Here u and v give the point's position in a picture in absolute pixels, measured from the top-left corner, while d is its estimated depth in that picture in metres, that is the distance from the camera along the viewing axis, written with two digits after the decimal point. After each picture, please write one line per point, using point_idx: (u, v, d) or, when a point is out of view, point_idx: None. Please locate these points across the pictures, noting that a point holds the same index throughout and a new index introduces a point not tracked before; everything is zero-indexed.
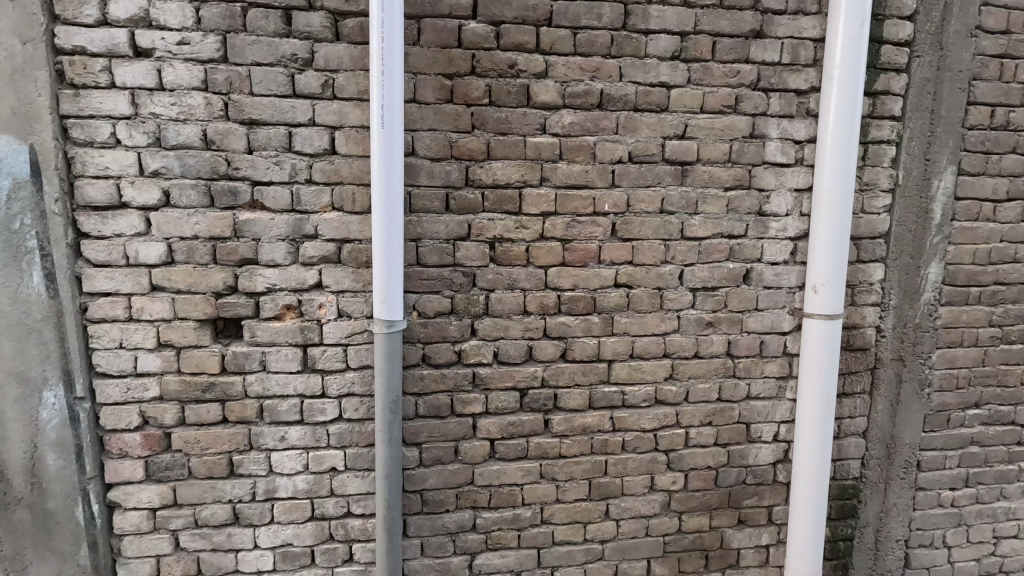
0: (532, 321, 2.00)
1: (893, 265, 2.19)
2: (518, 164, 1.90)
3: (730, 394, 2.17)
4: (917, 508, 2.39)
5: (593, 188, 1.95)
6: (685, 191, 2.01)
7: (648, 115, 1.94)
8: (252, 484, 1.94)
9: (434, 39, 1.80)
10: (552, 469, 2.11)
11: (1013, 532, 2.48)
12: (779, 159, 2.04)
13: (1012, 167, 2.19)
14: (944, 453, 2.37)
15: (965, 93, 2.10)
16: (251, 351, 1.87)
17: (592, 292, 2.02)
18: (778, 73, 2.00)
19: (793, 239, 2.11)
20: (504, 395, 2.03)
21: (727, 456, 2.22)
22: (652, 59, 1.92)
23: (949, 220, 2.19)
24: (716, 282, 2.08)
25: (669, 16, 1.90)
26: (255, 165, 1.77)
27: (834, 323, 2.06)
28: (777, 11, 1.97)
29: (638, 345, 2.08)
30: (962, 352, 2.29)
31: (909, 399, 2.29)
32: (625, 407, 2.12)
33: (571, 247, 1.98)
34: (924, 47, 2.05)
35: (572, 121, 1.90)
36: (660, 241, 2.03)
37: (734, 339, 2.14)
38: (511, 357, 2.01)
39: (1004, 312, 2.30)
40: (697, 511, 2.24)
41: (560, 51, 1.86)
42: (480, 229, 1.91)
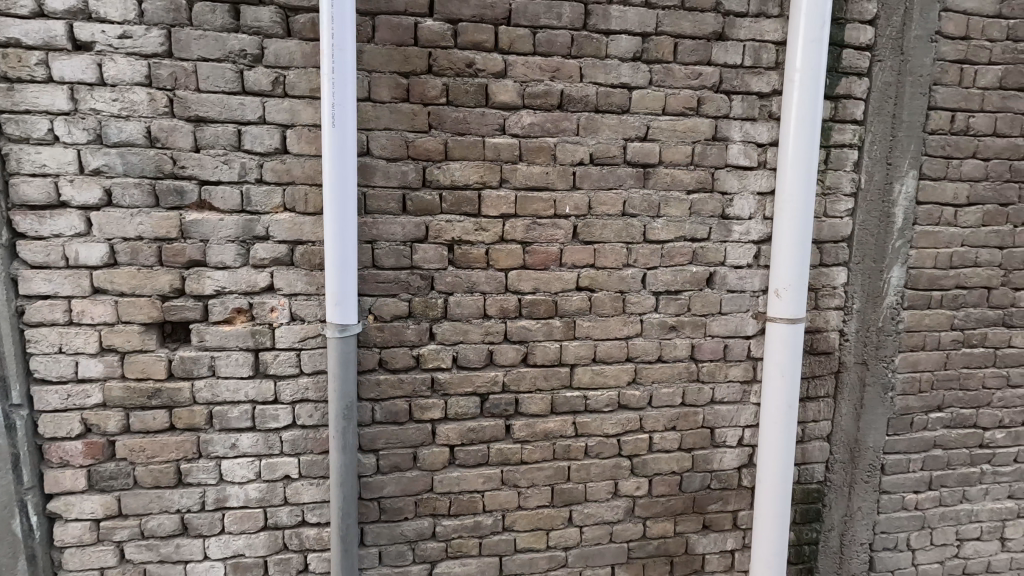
0: (492, 325, 1.97)
1: (856, 269, 2.19)
2: (477, 165, 1.86)
3: (694, 398, 2.16)
4: (881, 511, 2.40)
5: (554, 190, 1.93)
6: (647, 193, 1.99)
7: (609, 116, 1.92)
8: (201, 493, 1.87)
9: (390, 36, 1.76)
10: (513, 475, 2.08)
11: (976, 535, 2.49)
12: (742, 162, 2.03)
13: (973, 172, 2.20)
14: (907, 457, 2.38)
15: (926, 98, 2.11)
16: (200, 355, 1.81)
17: (553, 295, 1.99)
18: (740, 75, 1.99)
19: (757, 242, 2.09)
20: (464, 401, 2.00)
21: (692, 461, 2.20)
22: (613, 59, 1.89)
23: (911, 225, 2.19)
24: (679, 285, 2.07)
25: (630, 17, 1.88)
26: (202, 164, 1.72)
27: (797, 327, 2.05)
28: (739, 14, 1.96)
29: (600, 350, 2.06)
30: (925, 355, 2.30)
31: (872, 403, 2.30)
32: (587, 412, 2.09)
33: (532, 249, 1.95)
34: (885, 52, 2.05)
35: (532, 121, 1.87)
36: (623, 244, 2.00)
37: (697, 343, 2.12)
38: (470, 361, 1.97)
39: (965, 316, 2.31)
40: (662, 516, 2.22)
41: (520, 51, 1.83)
42: (438, 231, 1.88)
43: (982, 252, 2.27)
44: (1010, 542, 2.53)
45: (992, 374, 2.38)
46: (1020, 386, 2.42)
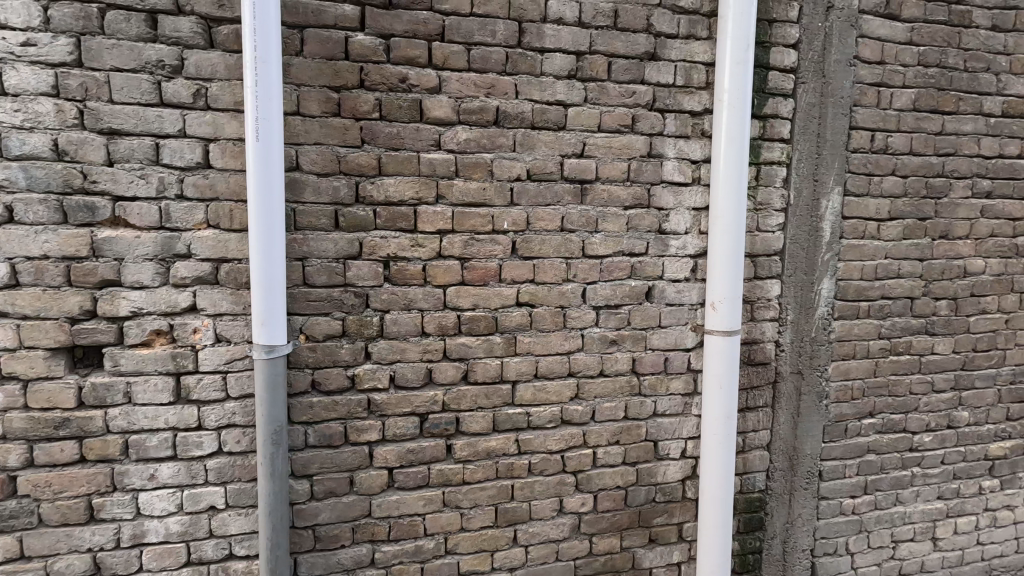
0: (430, 343, 1.93)
1: (788, 281, 2.26)
2: (411, 180, 1.84)
3: (637, 412, 2.17)
4: (821, 517, 2.45)
5: (491, 206, 1.92)
6: (585, 209, 2.01)
7: (545, 133, 1.93)
8: (116, 529, 1.75)
9: (319, 49, 1.73)
10: (455, 496, 2.03)
11: (909, 536, 2.58)
12: (677, 178, 2.08)
13: (893, 188, 2.32)
14: (843, 462, 2.45)
15: (847, 118, 2.21)
16: (114, 381, 1.70)
17: (493, 311, 1.97)
18: (673, 94, 2.04)
19: (693, 256, 2.14)
20: (403, 421, 1.95)
21: (636, 475, 2.21)
22: (548, 77, 1.91)
23: (838, 238, 2.28)
24: (619, 300, 2.09)
25: (564, 36, 1.91)
26: (116, 179, 1.63)
27: (732, 339, 2.09)
28: (670, 35, 2.01)
29: (542, 365, 2.04)
30: (856, 363, 2.39)
31: (808, 411, 2.36)
32: (530, 429, 2.07)
33: (470, 265, 1.93)
34: (808, 74, 2.15)
35: (467, 137, 1.87)
36: (562, 259, 2.01)
37: (638, 356, 2.14)
38: (408, 381, 1.93)
39: (891, 325, 2.41)
40: (608, 532, 2.21)
41: (454, 67, 1.83)
42: (372, 248, 1.83)
43: (904, 264, 2.39)
44: (941, 542, 2.63)
45: (917, 380, 2.49)
46: (944, 391, 2.54)
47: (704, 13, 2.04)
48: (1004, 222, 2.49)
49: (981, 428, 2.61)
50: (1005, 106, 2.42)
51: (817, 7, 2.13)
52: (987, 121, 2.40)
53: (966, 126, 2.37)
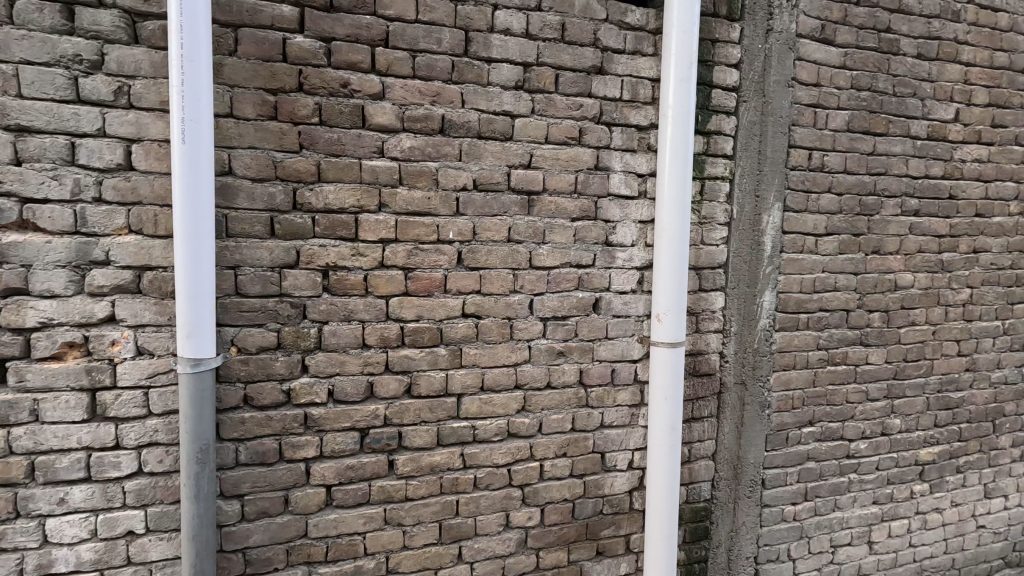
0: (372, 355, 1.87)
1: (732, 293, 2.31)
2: (353, 188, 1.79)
3: (584, 423, 2.16)
4: (764, 525, 2.50)
5: (436, 215, 1.88)
6: (532, 220, 2.00)
7: (492, 143, 1.92)
8: (19, 559, 1.60)
9: (254, 50, 1.66)
10: (397, 513, 1.96)
11: (847, 540, 2.66)
12: (623, 191, 2.10)
13: (829, 205, 2.42)
14: (785, 470, 2.51)
15: (786, 137, 2.29)
16: (19, 398, 1.57)
17: (438, 323, 1.93)
18: (619, 108, 2.06)
19: (639, 268, 2.16)
20: (342, 436, 1.87)
21: (584, 487, 2.20)
22: (495, 87, 1.90)
23: (779, 252, 2.36)
24: (566, 311, 2.08)
25: (511, 46, 1.90)
26: (25, 179, 1.51)
27: (677, 351, 2.11)
28: (617, 50, 2.04)
29: (488, 378, 2.01)
30: (796, 374, 2.46)
31: (752, 420, 2.41)
32: (476, 442, 2.03)
33: (414, 275, 1.88)
34: (749, 93, 2.22)
35: (411, 145, 1.83)
36: (509, 270, 1.99)
37: (585, 368, 2.14)
38: (347, 395, 1.86)
39: (829, 336, 2.50)
40: (555, 546, 2.18)
41: (398, 73, 1.80)
42: (310, 257, 1.77)
43: (840, 278, 2.48)
44: (876, 545, 2.72)
45: (853, 389, 2.59)
46: (878, 400, 2.65)
47: (649, 31, 2.08)
48: (931, 239, 2.63)
49: (912, 435, 2.74)
50: (931, 130, 2.56)
51: (757, 29, 2.21)
52: (915, 143, 2.53)
53: (895, 147, 2.50)
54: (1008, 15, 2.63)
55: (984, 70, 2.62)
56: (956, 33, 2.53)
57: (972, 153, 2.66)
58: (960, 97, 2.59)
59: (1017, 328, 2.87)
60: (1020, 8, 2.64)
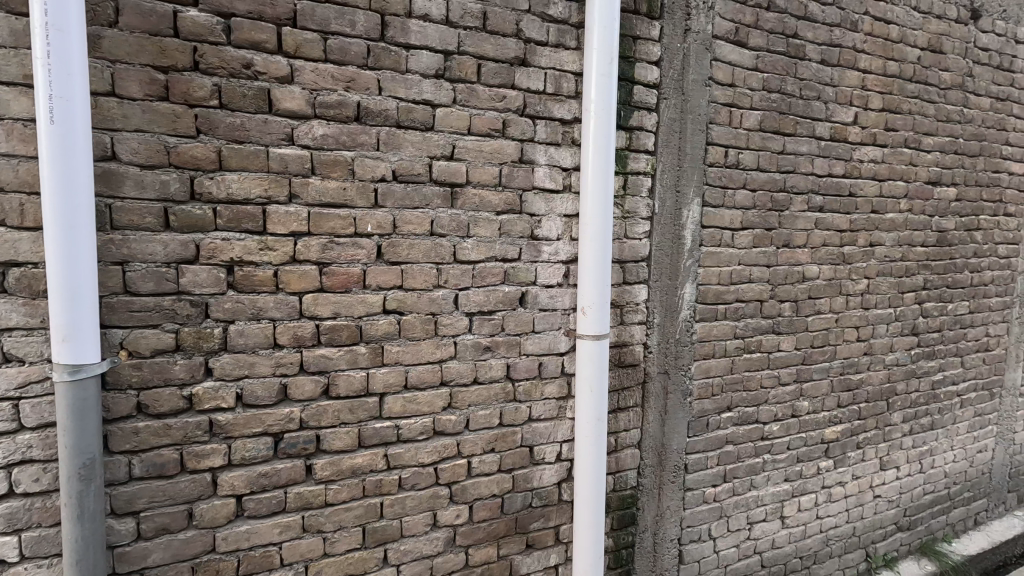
0: (284, 355, 1.77)
1: (654, 286, 2.38)
2: (259, 177, 1.67)
3: (512, 418, 2.16)
4: (687, 508, 2.61)
5: (353, 208, 1.80)
6: (456, 213, 1.96)
7: (412, 133, 1.86)
8: None
9: (140, 23, 1.51)
10: (316, 520, 1.87)
11: (762, 517, 2.83)
12: (548, 185, 2.10)
13: (743, 201, 2.54)
14: (706, 455, 2.62)
15: (704, 135, 2.37)
16: None
17: (357, 320, 1.85)
18: (543, 101, 2.06)
19: (565, 262, 2.17)
20: (252, 443, 1.76)
21: (512, 482, 2.19)
22: (414, 75, 1.84)
23: (698, 246, 2.44)
24: (492, 305, 2.06)
25: (430, 33, 1.84)
26: None
27: (602, 343, 2.14)
28: (539, 42, 2.03)
29: (412, 375, 1.96)
30: (715, 362, 2.58)
31: (675, 409, 2.50)
32: (400, 442, 1.97)
33: (329, 270, 1.79)
34: (669, 91, 2.28)
35: (324, 133, 1.74)
36: (432, 264, 1.94)
37: (512, 362, 2.13)
38: (258, 398, 1.75)
39: (745, 325, 2.63)
40: (484, 542, 2.17)
41: (308, 56, 1.69)
42: (212, 251, 1.64)
43: (754, 270, 2.62)
44: (788, 520, 2.92)
45: (766, 375, 2.74)
46: (788, 384, 2.82)
47: (572, 24, 2.08)
48: (834, 233, 2.83)
49: (819, 416, 2.94)
50: (833, 131, 2.75)
51: (676, 28, 2.27)
52: (819, 144, 2.71)
53: (802, 147, 2.66)
54: (898, 27, 2.85)
55: (878, 77, 2.83)
56: (854, 42, 2.72)
57: (869, 154, 2.87)
58: (858, 102, 2.79)
59: (907, 314, 3.15)
60: (909, 21, 2.88)
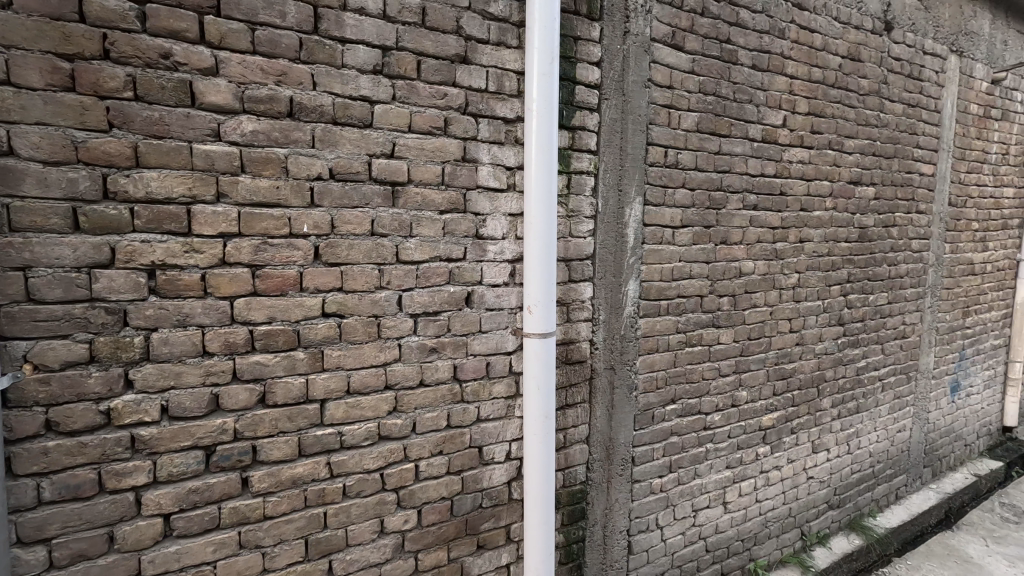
0: (215, 363, 1.67)
1: (599, 283, 2.42)
2: (182, 175, 1.57)
3: (460, 419, 2.14)
4: (635, 499, 2.67)
5: (287, 207, 1.73)
6: (397, 213, 1.91)
7: (349, 130, 1.80)
8: None
9: (39, 5, 1.38)
10: (254, 535, 1.78)
11: (706, 503, 2.94)
12: (492, 184, 2.09)
13: (683, 199, 2.62)
14: (652, 446, 2.70)
15: (644, 135, 2.43)
16: None
17: (294, 324, 1.78)
18: (485, 100, 2.05)
19: (510, 261, 2.17)
20: (181, 457, 1.65)
21: (462, 483, 2.18)
22: (350, 70, 1.78)
23: (641, 244, 2.50)
24: (437, 306, 2.03)
25: (367, 27, 1.79)
26: None
27: (548, 341, 2.15)
28: (480, 40, 2.02)
29: (354, 380, 1.90)
30: (658, 356, 2.65)
31: (621, 403, 2.55)
32: (343, 449, 1.91)
33: (263, 273, 1.71)
34: (610, 92, 2.32)
35: (254, 129, 1.66)
36: (373, 265, 1.89)
37: (459, 363, 2.11)
38: (186, 410, 1.65)
39: (686, 320, 2.72)
40: (434, 546, 2.14)
41: (234, 47, 1.60)
42: (129, 254, 1.53)
43: (694, 266, 2.71)
44: (730, 505, 3.05)
45: (707, 367, 2.85)
46: (727, 375, 2.94)
47: (513, 22, 2.08)
48: (767, 230, 2.97)
49: (756, 404, 3.09)
50: (764, 133, 2.88)
51: (615, 30, 2.31)
52: (752, 145, 2.84)
53: (737, 148, 2.78)
54: (821, 36, 3.03)
55: (804, 83, 3.00)
56: (782, 49, 2.87)
57: (797, 155, 3.04)
58: (787, 105, 2.94)
59: (833, 306, 3.35)
60: (831, 30, 3.06)
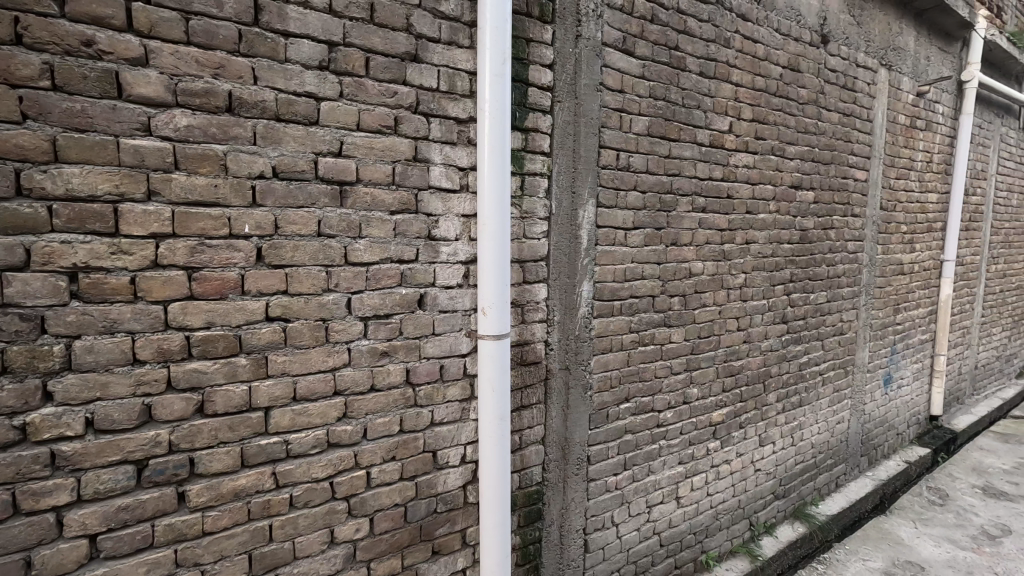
0: (146, 372, 1.57)
1: (554, 284, 2.43)
2: (108, 171, 1.47)
3: (413, 424, 2.10)
4: (591, 498, 2.70)
5: (226, 207, 1.65)
6: (345, 213, 1.86)
7: (294, 127, 1.74)
8: None
9: None
10: (192, 552, 1.69)
11: (660, 499, 3.01)
12: (444, 184, 2.06)
13: (635, 202, 2.67)
14: (607, 445, 2.73)
15: (596, 138, 2.47)
16: None
17: (235, 329, 1.70)
18: (436, 99, 2.02)
19: (464, 263, 2.15)
20: (109, 473, 1.54)
21: (416, 489, 2.14)
22: (294, 65, 1.72)
23: (594, 245, 2.54)
24: (388, 309, 1.99)
25: (311, 21, 1.73)
26: None
27: (502, 343, 2.14)
28: (431, 39, 1.99)
29: (301, 387, 1.83)
30: (612, 356, 2.69)
31: (576, 403, 2.57)
32: (290, 458, 1.84)
33: (199, 276, 1.62)
34: (563, 95, 2.34)
35: (189, 124, 1.57)
36: (321, 267, 1.83)
37: (412, 367, 2.07)
38: (114, 422, 1.54)
39: (639, 320, 2.78)
40: (387, 554, 2.09)
41: (165, 37, 1.51)
42: (48, 256, 1.42)
43: (646, 267, 2.77)
44: (683, 500, 3.13)
45: (660, 366, 2.91)
46: (679, 373, 3.02)
47: (465, 22, 2.06)
48: (715, 232, 3.07)
49: (706, 401, 3.18)
50: (712, 138, 2.98)
51: (567, 33, 2.33)
52: (700, 149, 2.93)
53: (686, 152, 2.86)
54: (764, 46, 3.16)
55: (749, 91, 3.12)
56: (727, 57, 2.98)
57: (742, 160, 3.16)
58: (732, 112, 3.05)
59: (777, 305, 3.50)
60: (772, 41, 3.20)
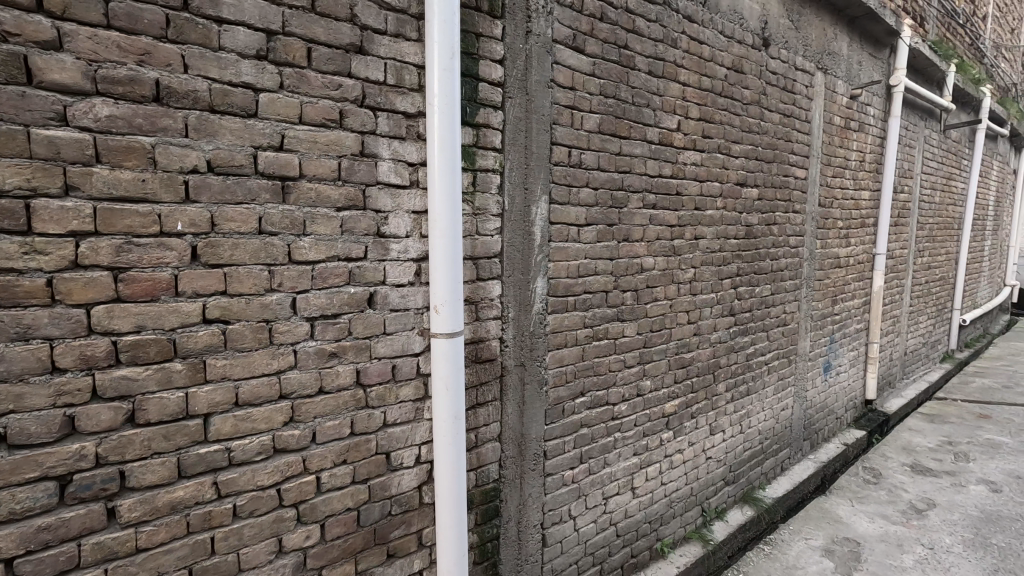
0: (68, 380, 1.46)
1: (508, 281, 2.42)
2: (18, 164, 1.35)
3: (364, 425, 2.05)
4: (548, 492, 2.72)
5: (156, 203, 1.55)
6: (288, 209, 1.79)
7: (230, 119, 1.65)
8: None
9: None
10: (125, 570, 1.59)
11: (615, 490, 3.07)
12: (393, 180, 2.02)
13: (587, 198, 2.70)
14: (563, 439, 2.76)
15: (548, 135, 2.48)
16: None
17: (169, 333, 1.60)
18: (383, 92, 1.97)
19: (415, 260, 2.11)
20: (26, 491, 1.43)
21: (369, 492, 2.09)
22: (229, 54, 1.63)
23: (547, 241, 2.55)
24: (336, 308, 1.93)
25: (247, 8, 1.65)
26: None
27: (456, 340, 2.11)
28: (377, 30, 1.94)
29: (243, 391, 1.75)
30: (567, 351, 2.72)
31: (532, 398, 2.58)
32: (232, 467, 1.75)
33: (127, 277, 1.52)
34: (514, 91, 2.34)
35: (112, 113, 1.47)
36: (263, 266, 1.75)
37: (362, 368, 2.02)
38: (32, 436, 1.42)
39: (593, 315, 2.82)
40: (339, 560, 2.03)
41: (81, 19, 1.41)
42: None
43: (599, 263, 2.81)
44: (638, 490, 3.20)
45: (614, 360, 2.97)
46: (632, 366, 3.08)
47: (412, 14, 2.02)
48: (665, 228, 3.15)
49: (659, 392, 3.26)
50: (661, 136, 3.05)
51: (517, 29, 2.32)
52: (650, 147, 2.99)
53: (636, 149, 2.91)
54: (709, 48, 3.26)
55: (696, 91, 3.21)
56: (675, 57, 3.05)
57: (690, 157, 3.25)
58: (680, 111, 3.13)
59: (725, 298, 3.63)
60: (717, 42, 3.31)
